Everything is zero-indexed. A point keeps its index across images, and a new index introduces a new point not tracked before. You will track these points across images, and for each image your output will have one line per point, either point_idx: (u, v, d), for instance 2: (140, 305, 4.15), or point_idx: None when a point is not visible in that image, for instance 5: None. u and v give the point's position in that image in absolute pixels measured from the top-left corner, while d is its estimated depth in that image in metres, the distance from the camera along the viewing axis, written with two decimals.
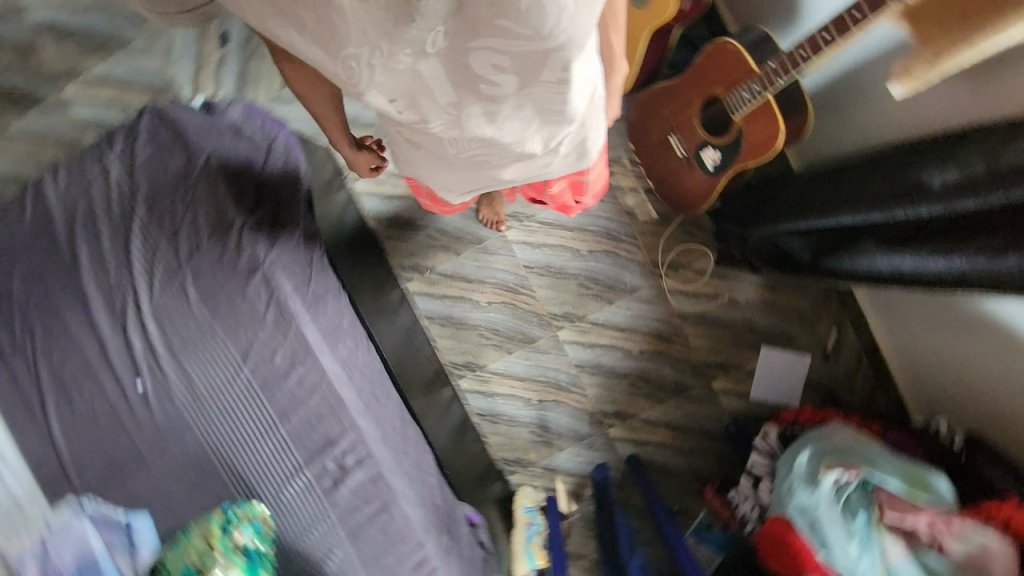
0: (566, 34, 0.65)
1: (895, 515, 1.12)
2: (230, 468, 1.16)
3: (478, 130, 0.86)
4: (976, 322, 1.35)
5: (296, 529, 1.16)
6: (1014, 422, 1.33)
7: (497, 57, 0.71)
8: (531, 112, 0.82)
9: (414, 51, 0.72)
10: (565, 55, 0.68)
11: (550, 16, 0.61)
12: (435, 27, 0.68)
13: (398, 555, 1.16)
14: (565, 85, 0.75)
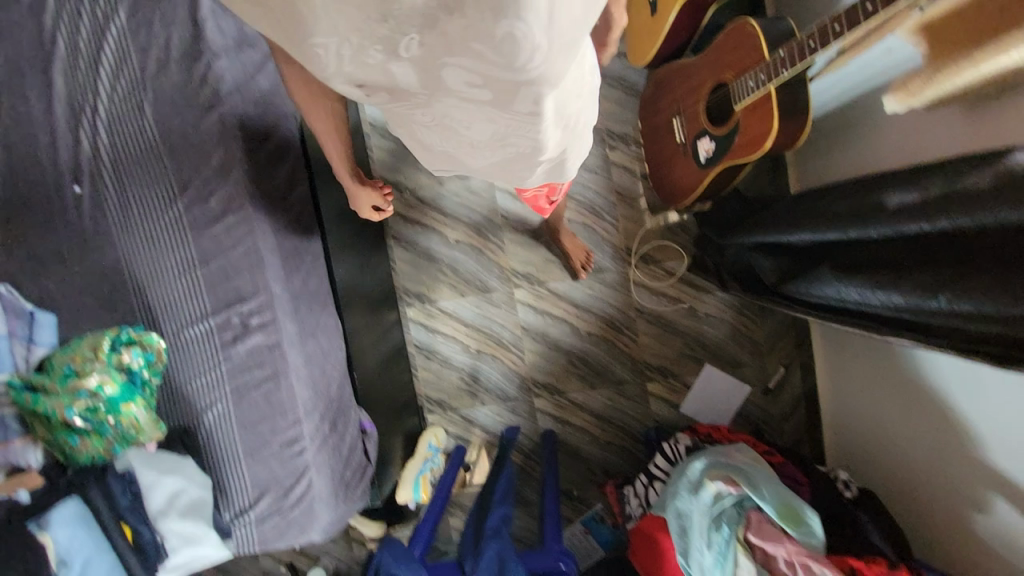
0: (538, 71, 0.63)
1: (758, 539, 1.09)
2: (142, 294, 1.18)
3: (449, 128, 0.84)
4: (907, 387, 1.29)
5: (188, 370, 1.18)
6: (918, 495, 1.27)
7: (469, 75, 0.67)
8: (503, 130, 0.80)
9: (386, 50, 0.66)
10: (536, 89, 0.67)
11: (524, 52, 0.60)
12: (409, 33, 0.62)
13: (274, 425, 1.17)
14: (535, 116, 0.74)
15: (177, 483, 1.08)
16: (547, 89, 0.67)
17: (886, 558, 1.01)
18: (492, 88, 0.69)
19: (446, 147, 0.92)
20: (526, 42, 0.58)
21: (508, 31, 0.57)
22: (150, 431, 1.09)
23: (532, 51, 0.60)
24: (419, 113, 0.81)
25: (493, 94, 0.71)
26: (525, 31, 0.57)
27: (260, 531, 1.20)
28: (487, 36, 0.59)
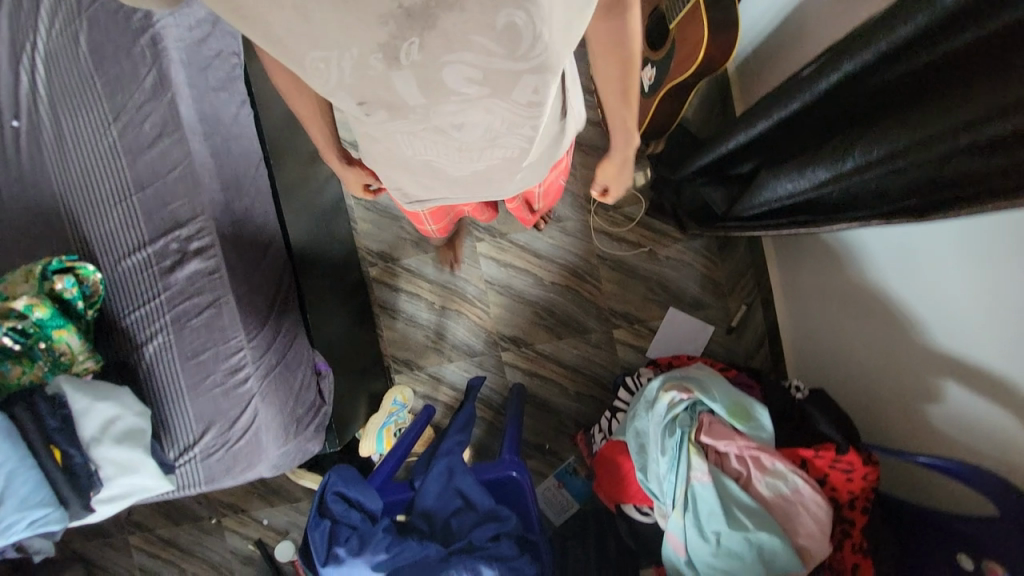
0: (540, 59, 0.66)
1: (711, 439, 1.09)
2: (78, 227, 1.15)
3: (439, 140, 0.81)
4: (856, 295, 1.26)
5: (125, 303, 1.15)
6: (875, 403, 1.23)
7: (472, 70, 0.67)
8: (499, 129, 0.79)
9: (385, 58, 0.64)
10: (538, 77, 0.70)
11: (527, 38, 0.63)
12: (410, 37, 0.61)
13: (216, 354, 1.14)
14: (533, 107, 0.75)
15: (113, 411, 1.03)
16: (549, 76, 0.70)
17: (835, 444, 1.01)
18: (494, 83, 0.70)
19: (428, 159, 0.86)
20: (528, 30, 0.62)
21: (509, 20, 0.60)
22: (87, 360, 1.09)
23: (534, 32, 0.62)
24: (408, 125, 0.76)
25: (493, 87, 0.71)
26: (525, 19, 0.60)
27: (206, 467, 1.16)
28: (489, 25, 0.61)
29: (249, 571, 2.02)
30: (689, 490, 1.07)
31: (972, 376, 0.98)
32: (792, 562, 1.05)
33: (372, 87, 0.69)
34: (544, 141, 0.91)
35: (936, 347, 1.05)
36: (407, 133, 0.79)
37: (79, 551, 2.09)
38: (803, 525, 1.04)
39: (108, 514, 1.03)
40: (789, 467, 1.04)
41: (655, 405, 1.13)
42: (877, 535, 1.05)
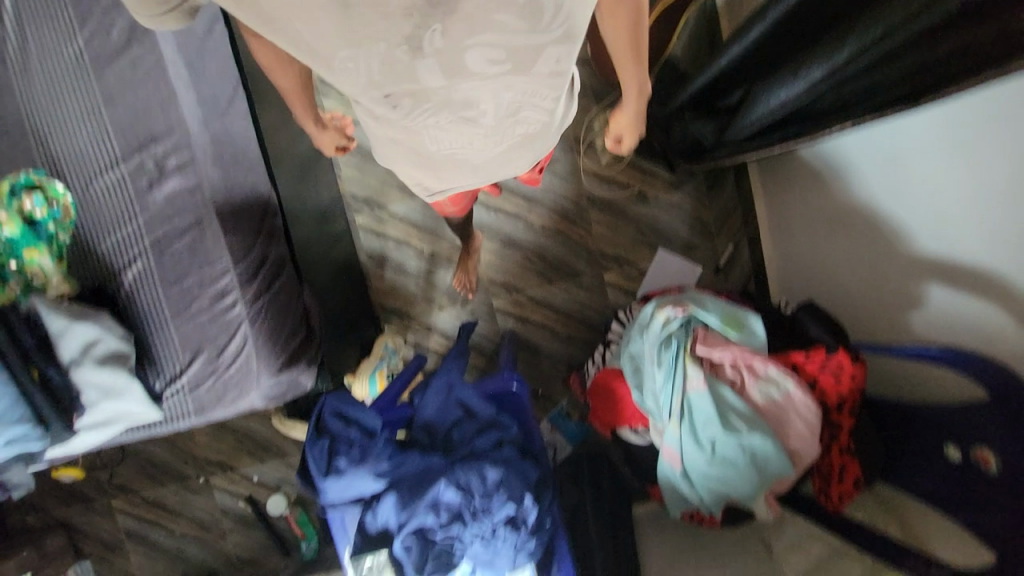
0: (560, 29, 0.68)
1: (705, 349, 1.11)
2: (43, 146, 1.08)
3: (461, 127, 0.83)
4: (842, 216, 1.29)
5: (99, 225, 1.09)
6: (860, 319, 1.27)
7: (495, 51, 0.69)
8: (520, 105, 0.81)
9: (410, 47, 0.66)
10: (559, 48, 0.71)
11: (547, 12, 0.65)
12: (433, 25, 0.64)
13: (201, 277, 1.09)
14: (555, 78, 0.77)
15: (91, 333, 0.98)
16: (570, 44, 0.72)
17: (825, 344, 1.04)
18: (515, 61, 0.71)
19: (454, 149, 0.88)
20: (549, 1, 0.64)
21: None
22: (59, 285, 1.03)
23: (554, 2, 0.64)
24: (436, 113, 0.79)
25: (514, 66, 0.72)
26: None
27: (194, 397, 1.12)
28: (510, 2, 0.63)
29: (241, 529, 1.99)
30: (685, 399, 1.09)
31: (956, 275, 1.02)
32: (784, 464, 1.09)
33: (400, 77, 0.71)
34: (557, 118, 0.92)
35: (922, 252, 1.08)
36: (438, 124, 0.81)
37: (58, 519, 2.01)
38: (794, 428, 1.08)
39: (91, 439, 1.00)
40: (778, 371, 1.07)
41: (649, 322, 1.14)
42: (863, 435, 1.10)
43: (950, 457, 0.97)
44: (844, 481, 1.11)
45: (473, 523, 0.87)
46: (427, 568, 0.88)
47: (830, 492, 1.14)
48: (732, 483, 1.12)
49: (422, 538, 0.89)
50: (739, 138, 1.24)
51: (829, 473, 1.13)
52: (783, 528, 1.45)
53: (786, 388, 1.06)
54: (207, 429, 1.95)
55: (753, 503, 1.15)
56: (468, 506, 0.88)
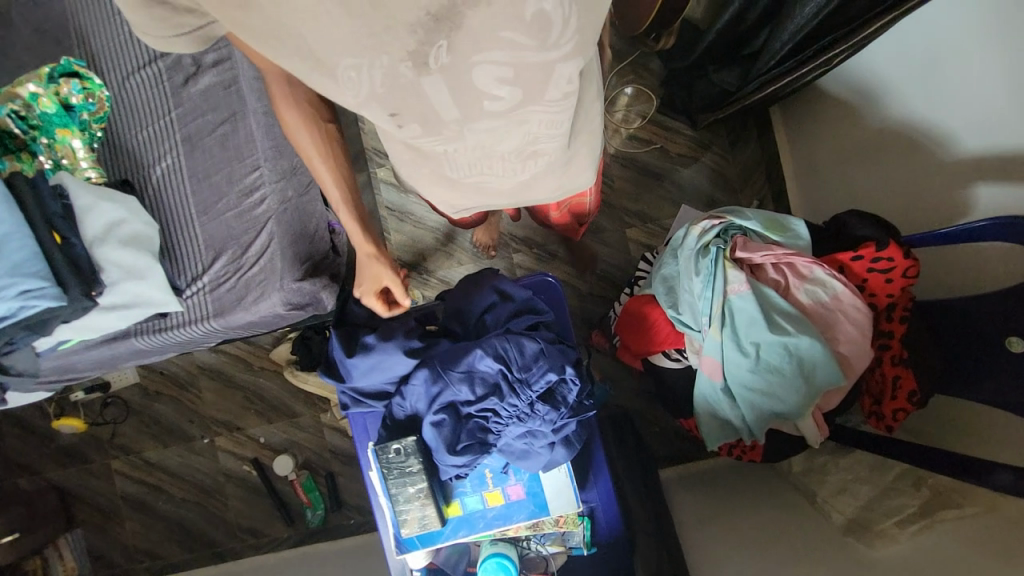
0: (566, 44, 0.62)
1: (745, 254, 1.06)
2: (85, 43, 1.09)
3: (477, 156, 0.77)
4: (875, 140, 1.26)
5: (133, 121, 1.08)
6: None
7: (502, 70, 0.63)
8: (538, 134, 0.74)
9: (415, 65, 0.62)
10: (570, 65, 0.65)
11: (557, 23, 0.60)
12: (438, 41, 0.60)
13: (230, 174, 1.07)
14: (568, 100, 0.70)
15: (118, 212, 0.96)
16: (581, 60, 0.66)
17: (874, 240, 0.98)
18: (523, 87, 0.66)
19: (475, 179, 0.82)
20: (558, 14, 0.59)
21: (539, 8, 0.58)
22: (88, 170, 1.01)
23: (563, 15, 0.59)
24: (449, 136, 0.72)
25: (525, 92, 0.67)
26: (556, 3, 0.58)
27: (215, 298, 1.08)
28: (518, 17, 0.58)
29: (243, 495, 1.89)
30: (726, 304, 1.04)
31: (1006, 166, 0.98)
32: (833, 372, 1.03)
33: (405, 95, 0.65)
34: (584, 146, 0.84)
35: (966, 152, 1.05)
36: (451, 151, 0.75)
37: (52, 482, 1.91)
38: (843, 331, 1.02)
39: (108, 322, 0.95)
40: (829, 272, 1.02)
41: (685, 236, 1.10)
42: (918, 345, 1.03)
43: (1013, 349, 0.92)
44: (898, 396, 1.04)
45: (508, 397, 0.82)
46: (459, 446, 0.82)
47: (883, 409, 1.07)
48: (776, 396, 1.07)
49: (454, 416, 0.83)
50: (780, 63, 1.32)
51: (881, 386, 1.07)
52: (825, 477, 1.34)
53: (834, 288, 1.02)
54: (214, 386, 1.88)
55: (799, 420, 1.08)
56: (504, 377, 0.82)
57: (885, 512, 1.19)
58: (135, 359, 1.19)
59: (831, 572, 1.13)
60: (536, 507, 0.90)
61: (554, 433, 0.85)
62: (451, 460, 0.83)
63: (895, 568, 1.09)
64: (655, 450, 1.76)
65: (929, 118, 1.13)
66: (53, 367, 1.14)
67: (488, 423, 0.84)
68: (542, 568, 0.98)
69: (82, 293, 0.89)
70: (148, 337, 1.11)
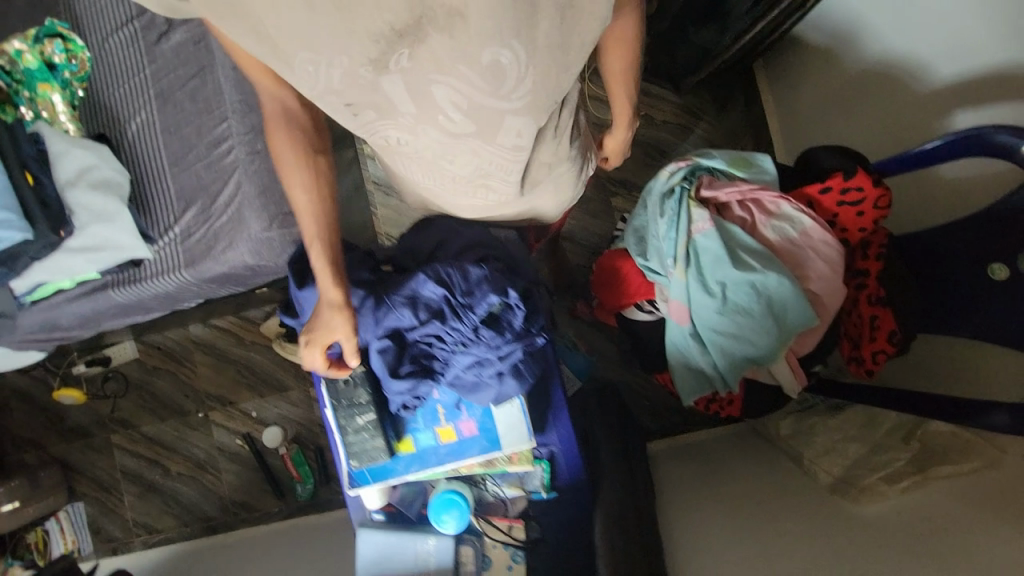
0: (520, 99, 0.70)
1: (710, 193, 1.04)
2: (70, 8, 1.16)
3: (428, 162, 0.81)
4: (854, 85, 1.23)
5: (111, 79, 1.14)
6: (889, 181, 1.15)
7: (458, 96, 0.69)
8: (489, 170, 0.81)
9: (375, 68, 0.64)
10: (521, 121, 0.73)
11: (509, 76, 0.66)
12: (400, 50, 0.63)
13: (200, 126, 1.10)
14: (517, 151, 0.78)
15: (88, 157, 1.00)
16: (533, 119, 0.73)
17: (842, 169, 0.94)
18: (476, 119, 0.72)
19: (426, 179, 0.85)
20: (512, 67, 0.66)
21: (495, 56, 0.64)
22: (67, 123, 1.07)
23: (517, 71, 0.66)
24: (403, 132, 0.75)
25: (479, 127, 0.73)
26: (511, 57, 0.64)
27: (185, 248, 1.11)
28: (473, 59, 0.64)
29: (235, 469, 1.91)
30: (690, 244, 1.01)
31: (984, 88, 0.94)
32: (804, 311, 0.98)
33: (363, 95, 0.68)
34: (539, 195, 0.93)
35: (942, 80, 1.02)
36: (403, 147, 0.78)
37: (56, 456, 1.96)
38: (813, 267, 0.98)
39: (76, 263, 0.99)
40: (797, 207, 0.98)
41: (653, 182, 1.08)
42: (898, 280, 0.97)
43: (996, 279, 0.87)
44: (877, 336, 0.99)
45: (452, 321, 0.81)
46: (403, 372, 0.82)
47: (863, 352, 1.02)
48: (747, 339, 1.02)
49: (398, 342, 0.83)
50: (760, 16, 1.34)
51: (859, 329, 1.02)
52: (811, 440, 1.26)
53: (803, 224, 0.98)
54: (208, 361, 1.92)
55: (771, 365, 1.04)
56: (448, 301, 0.82)
57: (872, 468, 1.13)
58: (115, 314, 1.22)
59: (816, 531, 1.07)
60: (488, 443, 0.88)
61: (501, 361, 0.83)
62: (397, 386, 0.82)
63: (884, 526, 1.03)
64: (644, 424, 1.68)
65: (908, 56, 1.08)
66: (39, 320, 1.18)
67: (433, 349, 0.84)
68: (501, 511, 0.95)
69: (50, 228, 0.95)
70: (126, 288, 1.14)
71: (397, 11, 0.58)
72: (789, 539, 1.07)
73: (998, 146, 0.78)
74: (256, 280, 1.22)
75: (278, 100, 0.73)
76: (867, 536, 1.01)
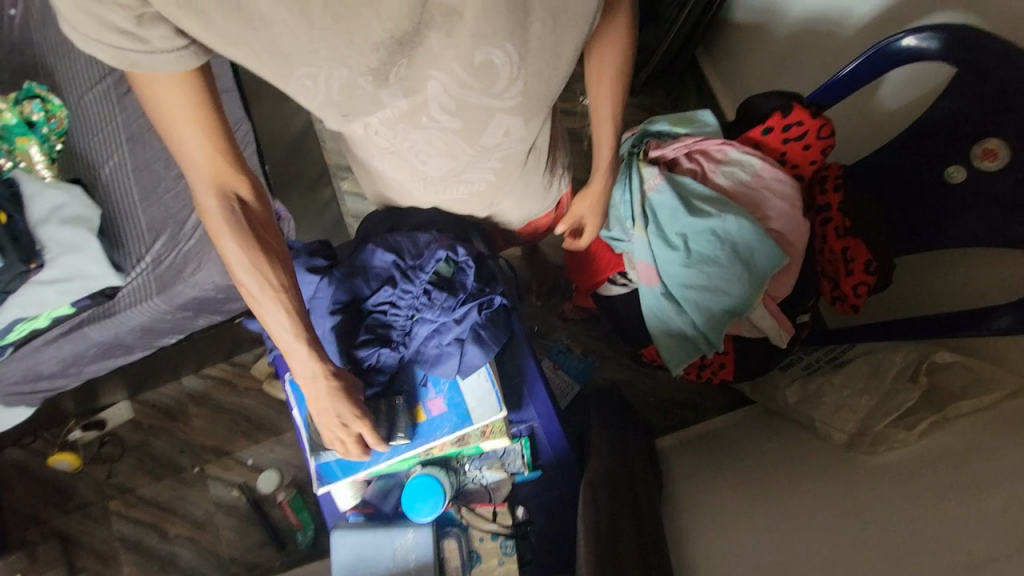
0: (513, 99, 0.75)
1: (659, 152, 1.05)
2: (52, 74, 1.26)
3: (406, 158, 0.82)
4: (787, 50, 1.28)
5: (86, 130, 1.21)
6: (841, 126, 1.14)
7: (446, 99, 0.72)
8: (462, 167, 0.85)
9: (376, 79, 0.66)
10: (508, 118, 0.77)
11: (501, 74, 0.71)
12: (399, 61, 0.65)
13: (168, 161, 1.16)
14: (501, 147, 0.82)
15: (61, 196, 1.04)
16: (522, 117, 0.78)
17: (778, 109, 0.95)
18: (466, 117, 0.75)
19: (394, 171, 0.88)
20: (503, 66, 0.70)
21: (487, 57, 0.68)
22: (44, 170, 1.13)
23: (509, 72, 0.71)
24: (385, 128, 0.76)
25: (465, 124, 0.77)
26: (504, 57, 0.69)
27: (157, 275, 1.13)
28: (467, 59, 0.67)
29: (235, 523, 1.83)
30: (646, 202, 1.01)
31: (896, 19, 0.98)
32: (771, 251, 0.96)
33: (359, 103, 0.69)
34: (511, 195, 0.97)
35: (860, 22, 1.06)
36: (378, 144, 0.81)
37: (54, 528, 1.87)
38: (771, 206, 0.97)
39: (46, 295, 1.01)
40: (746, 151, 0.99)
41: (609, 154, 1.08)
42: (861, 209, 0.95)
43: (953, 181, 0.85)
44: (854, 269, 0.95)
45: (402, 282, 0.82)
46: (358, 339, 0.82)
47: (844, 288, 0.98)
48: (719, 289, 0.99)
49: (348, 311, 0.83)
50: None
51: (835, 265, 0.99)
52: (819, 402, 1.17)
53: (754, 166, 0.98)
54: (203, 412, 1.90)
55: (749, 313, 1.00)
56: (397, 266, 0.83)
57: (882, 414, 1.05)
58: (96, 355, 1.22)
59: (837, 489, 0.98)
60: (459, 419, 0.84)
61: (458, 325, 0.82)
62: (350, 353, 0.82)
63: (906, 471, 0.96)
64: (649, 421, 1.59)
65: (827, 8, 1.13)
66: (21, 370, 1.17)
67: (388, 318, 0.84)
68: (484, 498, 0.90)
69: (20, 259, 0.98)
70: (104, 323, 1.15)
71: (397, 17, 0.60)
72: (810, 501, 0.99)
73: (906, 53, 0.79)
74: (231, 305, 1.23)
75: (217, 185, 0.66)
76: (893, 486, 0.93)
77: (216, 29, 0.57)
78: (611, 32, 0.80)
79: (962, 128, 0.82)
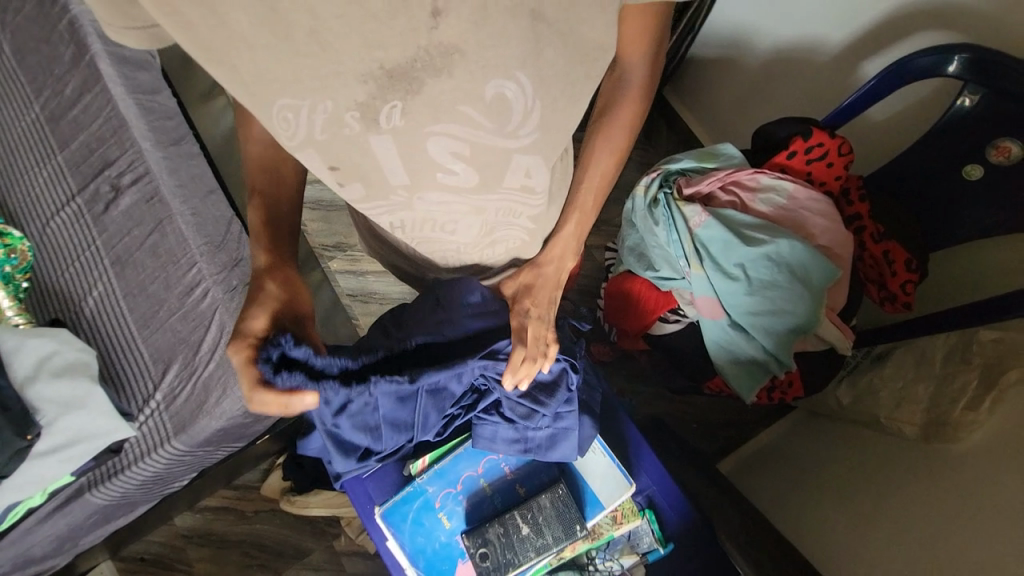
0: (529, 138, 0.57)
1: (692, 189, 1.07)
2: (5, 204, 1.09)
3: (432, 230, 0.68)
4: (771, 73, 1.35)
5: (56, 263, 1.05)
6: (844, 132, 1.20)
7: (459, 144, 0.56)
8: (495, 221, 0.68)
9: (363, 117, 0.52)
10: (529, 158, 0.59)
11: (518, 114, 0.54)
12: (392, 99, 0.51)
13: (168, 280, 1.01)
14: (528, 193, 0.64)
15: (49, 345, 0.89)
16: (542, 158, 0.60)
17: (800, 133, 1.02)
18: (481, 167, 0.59)
19: (426, 247, 0.73)
20: (519, 102, 0.53)
21: (498, 91, 0.52)
22: (15, 318, 0.95)
23: (523, 107, 0.54)
24: (398, 211, 0.65)
25: (480, 179, 0.60)
26: (517, 89, 0.52)
27: (173, 414, 0.97)
28: (477, 96, 0.52)
29: None
30: (696, 240, 1.02)
31: (878, 40, 1.11)
32: (823, 265, 0.98)
33: (345, 150, 0.55)
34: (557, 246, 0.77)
35: (843, 41, 1.17)
36: (402, 224, 0.68)
37: None
38: (814, 224, 1.01)
39: (48, 469, 0.84)
40: (778, 177, 1.04)
41: (639, 198, 1.10)
42: (888, 212, 1.03)
43: (973, 178, 0.94)
44: (897, 270, 1.01)
45: (281, 381, 0.57)
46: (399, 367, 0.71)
47: (892, 289, 1.03)
48: (783, 311, 1.00)
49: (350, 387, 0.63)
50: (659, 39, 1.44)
51: (878, 268, 1.04)
52: (877, 398, 1.20)
53: (787, 189, 1.03)
54: (206, 552, 1.62)
55: (817, 328, 1.01)
56: (284, 354, 0.58)
57: (950, 399, 1.05)
58: (97, 520, 1.01)
59: (939, 492, 0.96)
60: (587, 506, 0.79)
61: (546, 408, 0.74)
62: (396, 402, 0.70)
63: (992, 451, 0.94)
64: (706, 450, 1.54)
65: (803, 38, 1.24)
66: (8, 558, 0.95)
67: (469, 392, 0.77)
68: None
69: (16, 434, 0.80)
70: (109, 483, 0.96)
71: (391, 45, 0.47)
72: (917, 508, 0.97)
73: (927, 66, 0.90)
74: (257, 427, 1.07)
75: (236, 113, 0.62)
76: (986, 472, 0.92)
77: (204, 43, 0.48)
78: (616, 94, 0.65)
79: (979, 125, 0.90)
